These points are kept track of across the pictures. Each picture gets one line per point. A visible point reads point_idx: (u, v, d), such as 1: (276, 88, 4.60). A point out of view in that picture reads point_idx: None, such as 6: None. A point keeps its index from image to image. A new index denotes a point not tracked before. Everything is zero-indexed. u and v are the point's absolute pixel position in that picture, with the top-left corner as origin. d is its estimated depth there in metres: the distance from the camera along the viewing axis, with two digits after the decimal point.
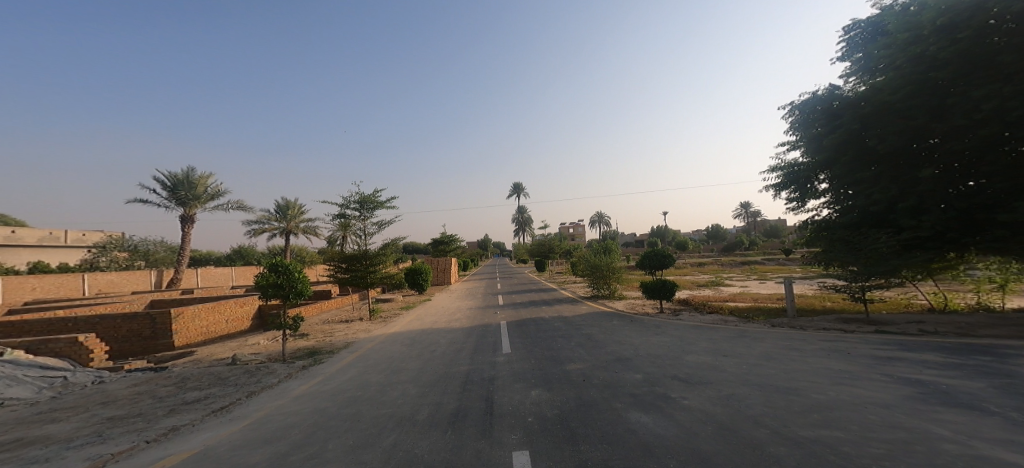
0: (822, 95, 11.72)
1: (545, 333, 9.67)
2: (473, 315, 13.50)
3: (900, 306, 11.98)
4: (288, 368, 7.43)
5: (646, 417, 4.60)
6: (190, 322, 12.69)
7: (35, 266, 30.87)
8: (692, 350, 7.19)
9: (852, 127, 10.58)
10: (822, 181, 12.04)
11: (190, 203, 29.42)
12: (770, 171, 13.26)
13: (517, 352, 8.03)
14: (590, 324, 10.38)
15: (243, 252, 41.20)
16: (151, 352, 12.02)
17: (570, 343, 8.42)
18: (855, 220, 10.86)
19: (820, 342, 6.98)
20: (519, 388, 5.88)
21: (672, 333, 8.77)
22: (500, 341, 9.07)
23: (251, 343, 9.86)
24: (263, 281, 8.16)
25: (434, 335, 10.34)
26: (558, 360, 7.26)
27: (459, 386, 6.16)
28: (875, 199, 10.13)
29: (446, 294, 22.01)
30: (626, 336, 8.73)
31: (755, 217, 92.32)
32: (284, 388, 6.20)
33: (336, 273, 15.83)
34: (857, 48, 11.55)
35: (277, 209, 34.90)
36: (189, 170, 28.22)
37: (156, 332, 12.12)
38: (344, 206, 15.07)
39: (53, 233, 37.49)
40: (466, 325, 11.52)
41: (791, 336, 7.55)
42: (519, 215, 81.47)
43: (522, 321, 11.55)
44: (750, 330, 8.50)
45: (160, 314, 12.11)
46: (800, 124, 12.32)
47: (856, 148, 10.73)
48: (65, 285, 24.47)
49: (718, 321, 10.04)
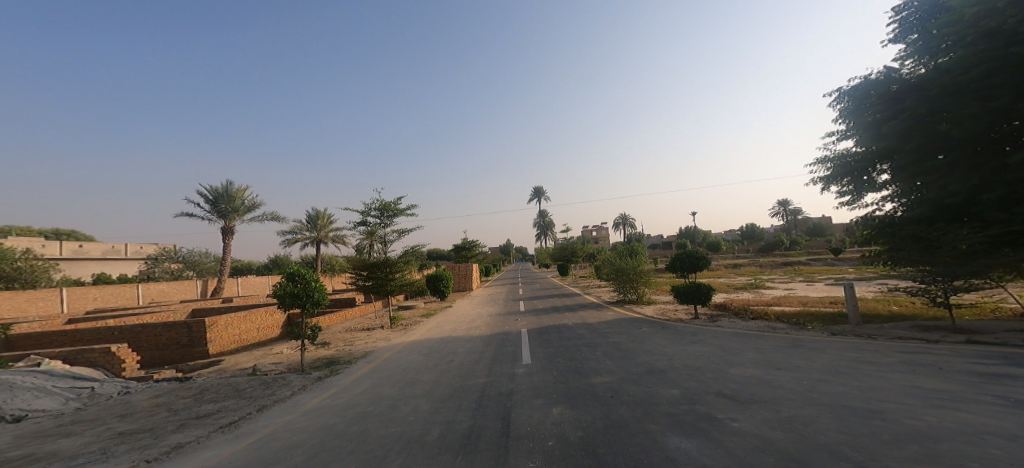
0: (876, 79, 10.53)
1: (570, 341, 9.08)
2: (495, 322, 13.07)
3: (984, 311, 10.64)
4: (304, 379, 7.24)
5: (689, 443, 3.97)
6: (223, 330, 12.97)
7: (97, 277, 33.31)
8: (737, 361, 6.41)
9: (917, 111, 9.39)
10: (882, 172, 10.81)
11: (229, 216, 30.86)
12: (817, 163, 12.04)
13: (539, 363, 7.47)
14: (618, 332, 9.68)
15: (278, 261, 42.81)
16: (186, 359, 12.32)
17: (597, 352, 7.81)
18: (926, 215, 9.62)
19: (896, 354, 6.07)
20: (540, 405, 5.37)
21: (710, 342, 7.94)
22: (520, 351, 8.55)
23: (275, 353, 9.85)
24: (280, 289, 8.08)
25: (453, 344, 9.96)
26: (584, 372, 6.66)
27: (476, 402, 5.72)
28: (952, 191, 8.91)
29: (469, 300, 21.74)
30: (659, 345, 7.99)
31: (795, 215, 86.96)
32: (296, 402, 5.97)
33: (358, 281, 15.84)
34: (913, 28, 10.33)
35: (308, 219, 36.11)
36: (227, 184, 29.65)
37: (191, 340, 12.42)
38: (365, 214, 15.10)
39: (114, 246, 40.49)
40: (487, 333, 11.08)
41: (858, 347, 6.63)
42: (544, 219, 80.70)
43: (545, 328, 11.00)
44: (802, 338, 7.57)
45: (195, 322, 12.44)
46: (850, 112, 11.11)
47: (922, 135, 9.49)
48: (121, 294, 26.12)
49: (763, 327, 9.09)
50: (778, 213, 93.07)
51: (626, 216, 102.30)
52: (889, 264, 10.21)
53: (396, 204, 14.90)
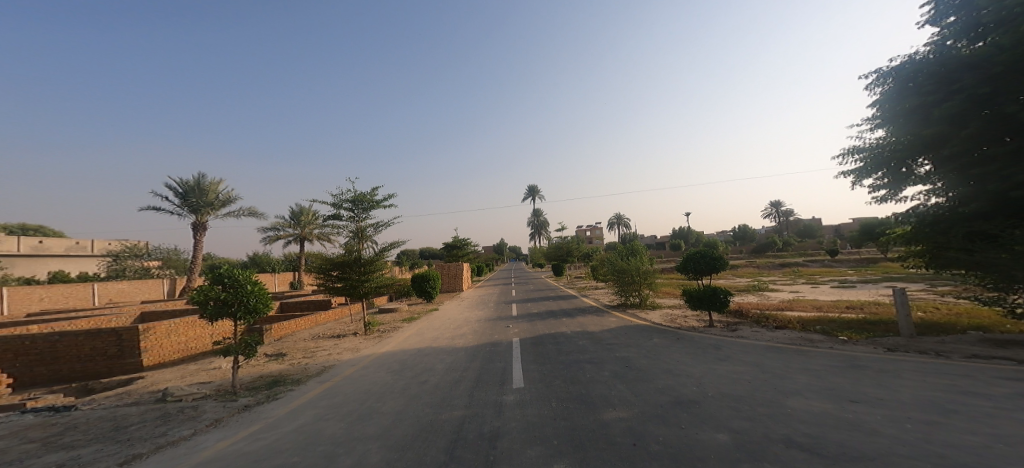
0: (921, 58, 9.05)
1: (569, 356, 7.52)
2: (483, 328, 11.44)
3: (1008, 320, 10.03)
4: (225, 408, 5.52)
5: None
6: (163, 339, 11.13)
7: (52, 276, 30.62)
8: (791, 388, 4.95)
9: (977, 90, 7.90)
10: (923, 163, 9.46)
11: (201, 211, 28.63)
12: (845, 154, 10.67)
13: (534, 387, 5.89)
14: (626, 344, 8.17)
15: (257, 259, 40.53)
16: (114, 373, 10.43)
17: (605, 373, 6.26)
18: (985, 210, 8.11)
19: (999, 380, 4.64)
20: (536, 460, 3.77)
21: (744, 359, 6.44)
22: (511, 369, 6.96)
23: (209, 369, 8.04)
24: (200, 295, 6.17)
25: (431, 358, 8.32)
26: (591, 404, 5.08)
27: (446, 451, 4.10)
28: (1016, 182, 7.43)
29: (457, 303, 20.10)
30: (680, 364, 6.47)
31: (786, 217, 86.90)
32: (189, 450, 4.17)
33: (327, 282, 14.00)
34: (951, 9, 8.87)
35: (290, 215, 34.10)
36: (199, 176, 27.51)
37: (120, 351, 10.53)
38: (336, 206, 13.34)
39: (79, 243, 37.58)
40: (472, 343, 9.47)
41: (940, 369, 5.21)
42: (537, 218, 79.15)
43: (539, 338, 9.44)
44: (858, 356, 6.12)
45: (126, 330, 10.56)
46: (889, 95, 9.64)
47: (982, 118, 7.98)
48: (73, 295, 23.80)
49: (798, 340, 7.67)
50: (769, 214, 92.99)
51: (619, 217, 101.37)
52: (942, 265, 9.10)
53: (372, 194, 13.17)
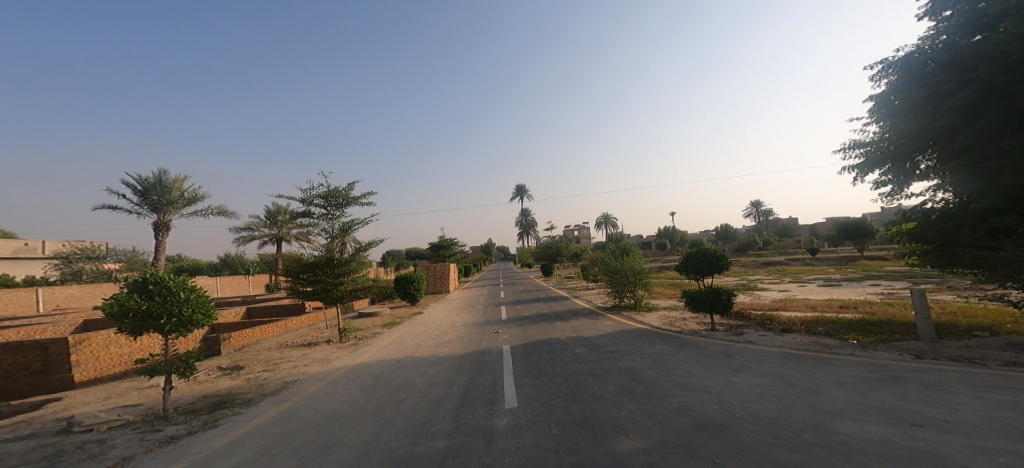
0: (929, 48, 8.68)
1: (567, 366, 6.70)
2: (468, 334, 10.49)
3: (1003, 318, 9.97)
4: (144, 441, 4.42)
5: None
6: (100, 350, 9.76)
7: None
8: (832, 407, 4.23)
9: (993, 79, 7.42)
10: (929, 160, 9.11)
11: (163, 209, 26.60)
12: (849, 149, 10.23)
13: (529, 408, 5.01)
14: (627, 351, 7.41)
15: (229, 260, 38.28)
16: (39, 392, 9.03)
17: (611, 389, 5.44)
18: (1000, 206, 7.68)
19: None
20: None
21: (763, 370, 5.74)
22: (501, 383, 6.07)
23: (145, 388, 6.86)
24: (116, 305, 5.07)
25: (409, 371, 7.33)
26: (600, 430, 4.24)
27: None
28: None
29: (441, 305, 19.08)
30: (693, 376, 5.73)
31: (767, 216, 88.36)
32: None
33: (295, 286, 12.77)
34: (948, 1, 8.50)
35: (266, 214, 32.40)
36: (161, 172, 25.51)
37: (46, 366, 9.13)
38: (306, 202, 12.18)
39: (28, 244, 34.67)
40: (457, 352, 8.53)
41: (989, 381, 4.61)
42: (523, 218, 78.36)
43: (531, 345, 8.57)
44: (891, 366, 5.48)
45: (54, 341, 9.16)
46: (895, 87, 9.23)
47: (997, 108, 7.53)
48: (14, 302, 21.58)
49: (814, 345, 7.06)
50: (749, 213, 94.90)
51: (603, 217, 101.67)
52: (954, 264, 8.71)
53: (346, 189, 12.06)
